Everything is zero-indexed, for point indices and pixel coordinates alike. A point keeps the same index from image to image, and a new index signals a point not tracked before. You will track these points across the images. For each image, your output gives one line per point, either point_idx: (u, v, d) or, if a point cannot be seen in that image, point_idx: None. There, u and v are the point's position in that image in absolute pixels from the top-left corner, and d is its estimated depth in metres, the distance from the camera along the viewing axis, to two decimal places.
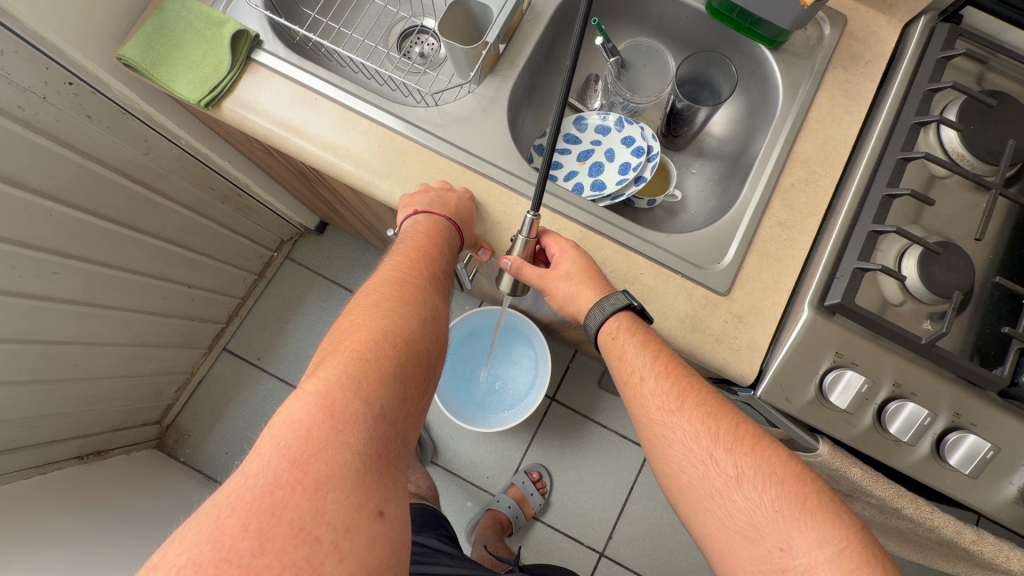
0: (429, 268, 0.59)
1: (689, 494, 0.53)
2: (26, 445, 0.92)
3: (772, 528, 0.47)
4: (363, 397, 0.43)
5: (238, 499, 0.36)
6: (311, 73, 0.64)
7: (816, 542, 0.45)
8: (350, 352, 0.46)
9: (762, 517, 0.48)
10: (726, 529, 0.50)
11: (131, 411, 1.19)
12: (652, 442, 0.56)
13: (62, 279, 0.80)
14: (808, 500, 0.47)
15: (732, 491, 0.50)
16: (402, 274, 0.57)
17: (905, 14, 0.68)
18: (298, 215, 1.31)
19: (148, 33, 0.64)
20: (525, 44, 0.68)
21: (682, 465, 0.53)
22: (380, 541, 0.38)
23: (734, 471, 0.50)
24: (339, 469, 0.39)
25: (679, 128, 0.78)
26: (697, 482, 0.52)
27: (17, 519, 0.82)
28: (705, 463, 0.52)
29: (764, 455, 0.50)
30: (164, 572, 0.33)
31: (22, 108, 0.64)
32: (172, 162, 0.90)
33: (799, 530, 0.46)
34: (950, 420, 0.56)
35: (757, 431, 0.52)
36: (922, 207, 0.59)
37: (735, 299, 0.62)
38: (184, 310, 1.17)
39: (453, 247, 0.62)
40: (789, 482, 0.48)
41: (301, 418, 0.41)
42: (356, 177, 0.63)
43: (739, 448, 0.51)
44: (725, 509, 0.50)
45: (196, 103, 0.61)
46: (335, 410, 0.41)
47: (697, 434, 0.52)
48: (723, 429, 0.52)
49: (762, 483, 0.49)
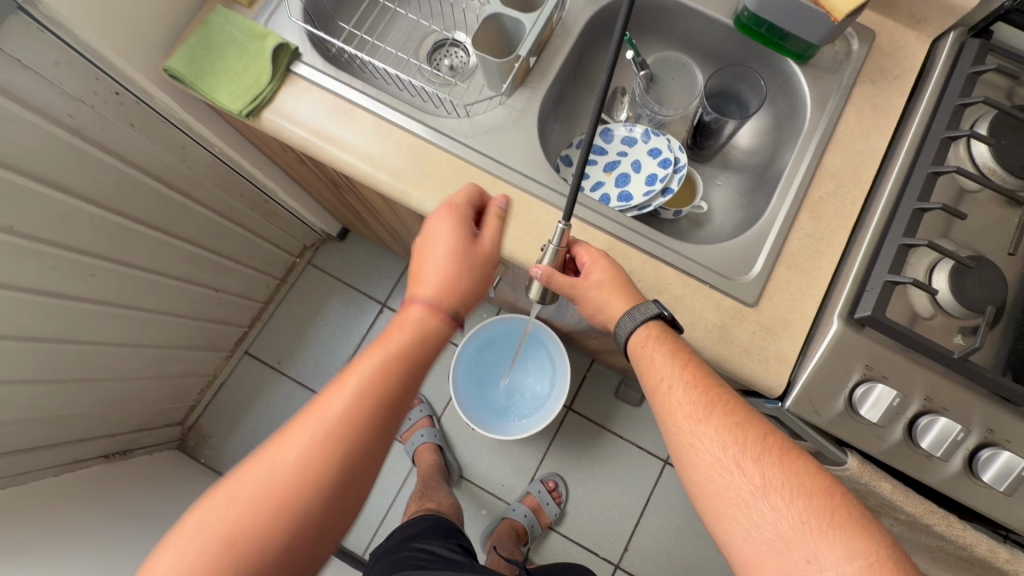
0: (440, 303, 0.54)
1: (712, 504, 0.51)
2: (56, 443, 0.95)
3: (799, 541, 0.46)
4: (288, 507, 0.43)
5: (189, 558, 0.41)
6: (347, 84, 0.66)
7: (843, 556, 0.45)
8: (298, 451, 0.45)
9: (789, 528, 0.47)
10: (751, 540, 0.48)
11: (156, 411, 1.21)
12: (674, 450, 0.55)
13: (98, 280, 0.83)
14: (836, 513, 0.47)
15: (758, 501, 0.49)
16: (407, 328, 0.52)
17: (933, 30, 0.68)
18: (322, 222, 1.34)
19: (193, 45, 0.66)
20: (556, 57, 0.70)
21: (707, 474, 0.52)
22: None
23: (761, 481, 0.49)
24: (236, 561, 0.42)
25: (705, 140, 0.79)
26: (721, 491, 0.51)
27: (48, 516, 0.85)
28: (730, 473, 0.51)
29: (793, 467, 0.50)
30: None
31: (71, 116, 0.67)
32: (206, 169, 0.92)
33: (827, 543, 0.45)
34: (983, 436, 0.55)
35: (785, 442, 0.52)
36: (952, 221, 0.59)
37: (763, 311, 0.62)
38: (210, 313, 1.19)
39: (482, 278, 0.57)
40: (817, 494, 0.48)
41: (230, 514, 0.43)
42: (389, 186, 0.64)
43: (767, 458, 0.50)
44: (751, 519, 0.49)
45: (237, 113, 0.64)
46: (257, 516, 0.43)
47: (723, 443, 0.52)
48: (751, 439, 0.52)
49: (790, 495, 0.48)
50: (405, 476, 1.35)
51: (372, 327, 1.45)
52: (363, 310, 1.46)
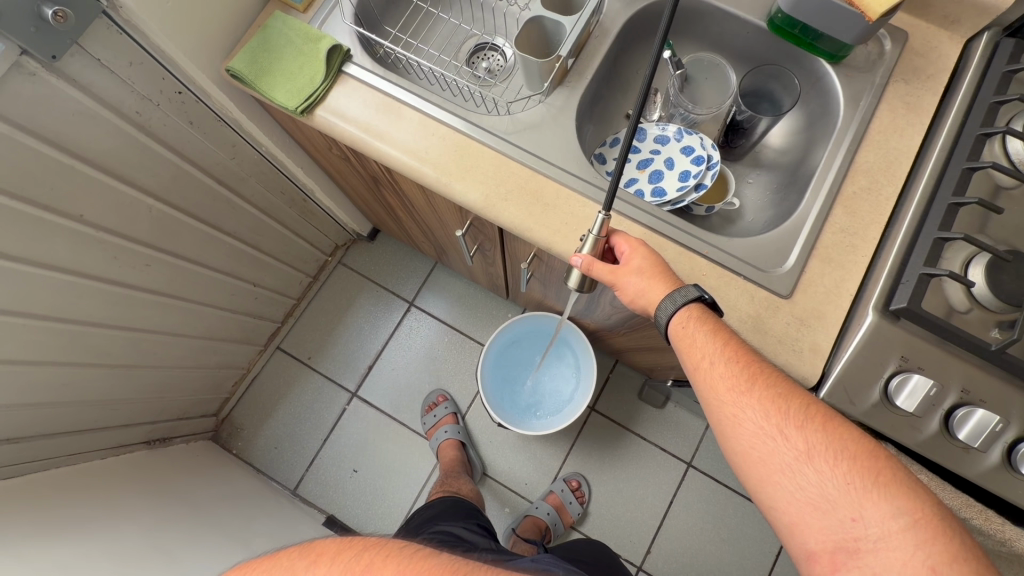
0: None
1: (757, 470, 0.53)
2: (104, 426, 1.00)
3: (843, 500, 0.48)
4: None
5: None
6: (394, 84, 0.70)
7: (889, 513, 0.46)
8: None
9: (834, 489, 0.48)
10: (796, 502, 0.50)
11: (193, 401, 1.26)
12: (718, 422, 0.56)
13: (152, 270, 0.88)
14: (881, 473, 0.48)
15: (802, 465, 0.50)
16: None
17: (966, 31, 0.70)
18: (354, 221, 1.38)
19: (253, 47, 0.71)
20: (593, 58, 0.73)
21: (751, 442, 0.54)
22: None
23: (805, 447, 0.51)
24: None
25: (737, 139, 0.81)
26: (767, 458, 0.52)
27: (93, 494, 0.89)
28: (774, 440, 0.52)
29: (836, 433, 0.50)
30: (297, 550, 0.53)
31: (139, 113, 0.72)
32: (252, 168, 0.97)
33: (871, 501, 0.47)
34: (1022, 430, 0.55)
35: (829, 411, 0.52)
36: (988, 216, 0.59)
37: (797, 302, 0.63)
38: (247, 307, 1.23)
39: None
40: (861, 457, 0.49)
41: None
42: (433, 179, 0.68)
43: (810, 425, 0.51)
44: (796, 483, 0.51)
45: (293, 110, 0.68)
46: None
47: (767, 414, 0.53)
48: (794, 409, 0.52)
49: (835, 458, 0.49)
50: (429, 472, 1.37)
51: (400, 325, 1.48)
52: (391, 308, 1.49)
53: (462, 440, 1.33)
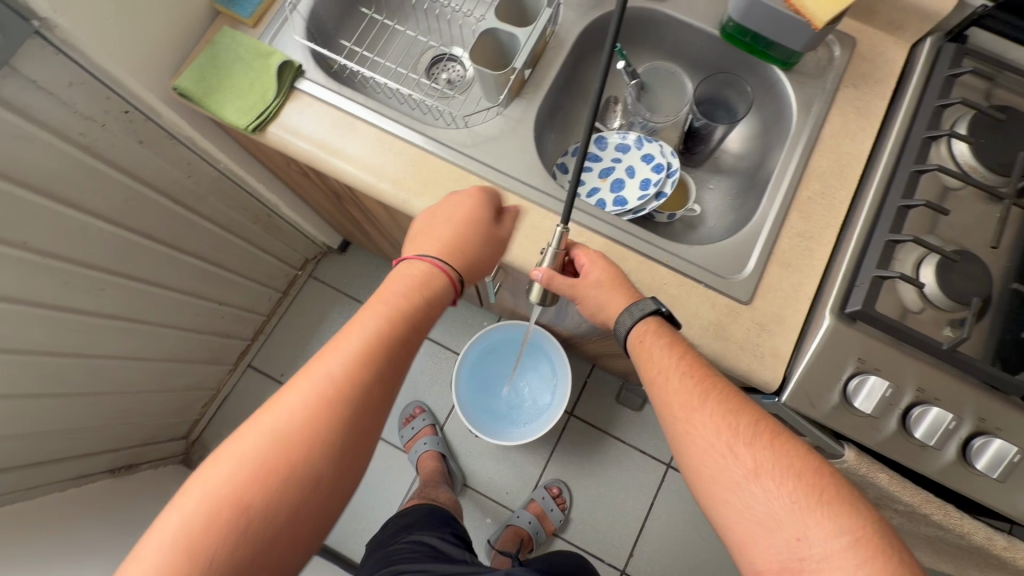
0: (402, 333, 0.57)
1: (708, 487, 0.52)
2: (65, 457, 0.96)
3: (790, 519, 0.47)
4: (305, 459, 0.51)
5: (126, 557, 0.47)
6: (349, 99, 0.69)
7: (832, 532, 0.46)
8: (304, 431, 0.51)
9: (781, 507, 0.48)
10: (745, 521, 0.49)
11: (160, 425, 1.22)
12: (670, 436, 0.56)
13: (108, 294, 0.85)
14: (824, 492, 0.48)
15: (751, 483, 0.50)
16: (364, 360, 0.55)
17: (911, 36, 0.71)
18: (323, 234, 1.36)
19: (201, 64, 0.69)
20: (549, 69, 0.73)
21: (702, 459, 0.53)
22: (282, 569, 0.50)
23: (754, 463, 0.51)
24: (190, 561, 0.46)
25: (696, 145, 0.81)
26: (717, 474, 0.52)
27: (52, 530, 0.84)
28: (724, 457, 0.52)
29: (783, 449, 0.51)
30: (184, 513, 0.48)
31: (83, 134, 0.69)
32: (211, 185, 0.94)
33: (816, 520, 0.47)
34: (976, 425, 0.57)
35: (777, 428, 0.53)
36: (936, 217, 0.61)
37: (757, 308, 0.64)
38: (214, 326, 1.20)
39: (429, 305, 0.59)
40: (807, 474, 0.49)
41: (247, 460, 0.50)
42: (391, 194, 0.67)
43: (758, 442, 0.51)
44: (744, 501, 0.50)
45: (244, 128, 0.66)
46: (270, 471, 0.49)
47: (718, 430, 0.53)
48: (743, 425, 0.53)
49: (781, 476, 0.49)
50: (409, 484, 1.35)
51: None
52: None
53: (441, 451, 1.31)
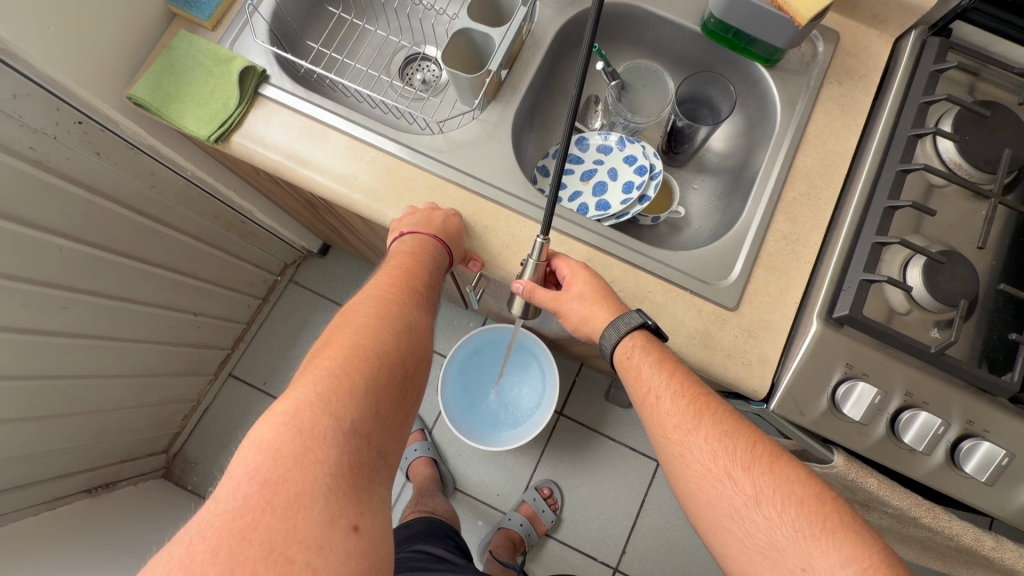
0: (411, 284, 0.59)
1: (707, 514, 0.53)
2: (38, 480, 0.92)
3: (793, 548, 0.46)
4: (334, 413, 0.43)
5: (207, 525, 0.36)
6: (318, 105, 0.65)
7: (837, 562, 0.44)
8: (321, 369, 0.46)
9: (782, 536, 0.47)
10: (745, 550, 0.49)
11: (138, 441, 1.18)
12: (665, 460, 0.56)
13: (72, 312, 0.81)
14: (827, 519, 0.46)
15: (750, 511, 0.49)
16: (382, 292, 0.57)
17: (895, 29, 0.70)
18: (301, 239, 1.32)
19: (157, 71, 0.65)
20: (527, 70, 0.70)
21: (700, 485, 0.53)
22: (355, 557, 0.38)
23: (752, 491, 0.50)
24: (310, 486, 0.39)
25: (680, 145, 0.79)
26: (716, 502, 0.52)
27: (28, 556, 0.81)
28: (721, 483, 0.52)
29: (783, 474, 0.50)
30: (212, 518, 0.37)
31: (33, 149, 0.65)
32: (179, 194, 0.90)
33: (819, 551, 0.45)
34: (963, 428, 0.56)
35: (774, 449, 0.52)
36: (922, 217, 0.60)
37: (744, 314, 0.62)
38: (190, 338, 1.16)
39: (441, 263, 0.61)
40: (808, 501, 0.48)
41: (271, 438, 0.41)
42: (365, 206, 0.64)
43: (756, 467, 0.50)
44: (744, 530, 0.50)
45: (206, 138, 0.63)
46: (305, 427, 0.41)
47: (713, 454, 0.52)
48: (740, 448, 0.52)
49: (782, 503, 0.48)
50: (400, 489, 1.34)
51: None
52: None
53: (433, 456, 1.32)
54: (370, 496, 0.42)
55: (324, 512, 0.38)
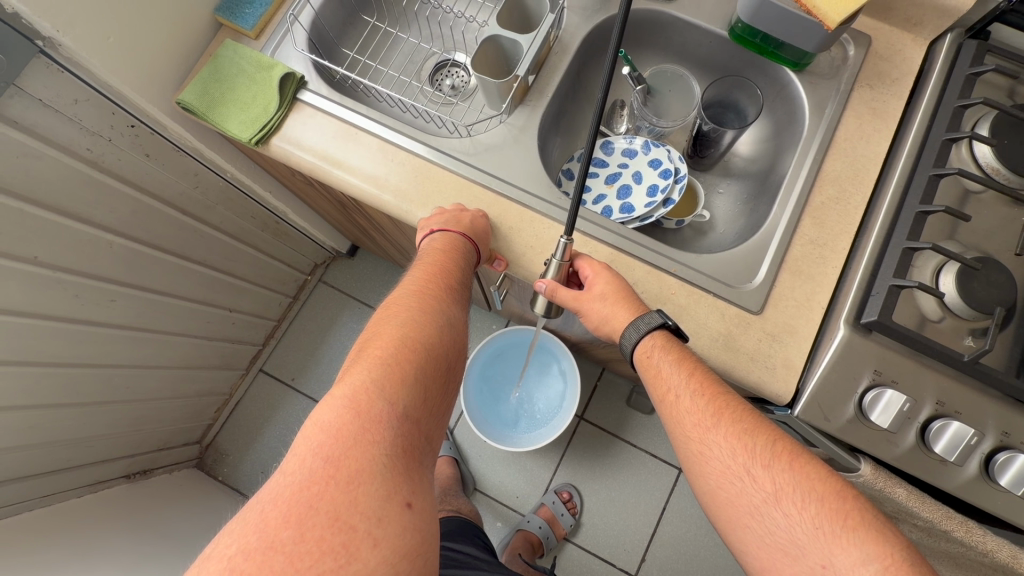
0: (446, 280, 0.60)
1: (727, 512, 0.53)
2: (81, 464, 0.97)
3: (814, 546, 0.46)
4: (386, 397, 0.45)
5: (278, 495, 0.39)
6: (352, 109, 0.68)
7: (858, 560, 0.44)
8: (372, 358, 0.48)
9: (803, 533, 0.47)
10: (766, 547, 0.49)
11: (174, 430, 1.23)
12: (687, 458, 0.56)
13: (118, 305, 0.85)
14: (849, 517, 0.46)
15: (772, 508, 0.49)
16: (420, 288, 0.59)
17: (929, 33, 0.69)
18: (331, 240, 1.36)
19: (204, 78, 0.69)
20: (554, 74, 0.71)
21: (720, 482, 0.53)
22: (409, 531, 0.40)
23: (773, 488, 0.49)
24: (368, 464, 0.41)
25: (705, 149, 0.80)
26: (736, 500, 0.52)
27: (71, 536, 0.86)
28: (742, 480, 0.52)
29: (805, 472, 0.49)
30: (281, 490, 0.39)
31: (90, 150, 0.69)
32: (219, 195, 0.95)
33: (841, 547, 0.45)
34: (998, 439, 0.54)
35: (795, 447, 0.51)
36: (957, 223, 0.59)
37: (768, 317, 0.62)
38: (225, 332, 1.21)
39: (470, 263, 0.63)
40: (830, 499, 0.47)
41: (330, 420, 0.43)
42: (394, 205, 0.67)
43: (777, 465, 0.50)
44: (765, 527, 0.49)
45: (247, 141, 0.66)
46: (361, 410, 0.43)
47: (733, 451, 0.52)
48: (759, 446, 0.51)
49: (802, 500, 0.48)
50: None
51: None
52: None
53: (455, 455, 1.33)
54: (420, 477, 0.43)
55: (381, 488, 0.40)
